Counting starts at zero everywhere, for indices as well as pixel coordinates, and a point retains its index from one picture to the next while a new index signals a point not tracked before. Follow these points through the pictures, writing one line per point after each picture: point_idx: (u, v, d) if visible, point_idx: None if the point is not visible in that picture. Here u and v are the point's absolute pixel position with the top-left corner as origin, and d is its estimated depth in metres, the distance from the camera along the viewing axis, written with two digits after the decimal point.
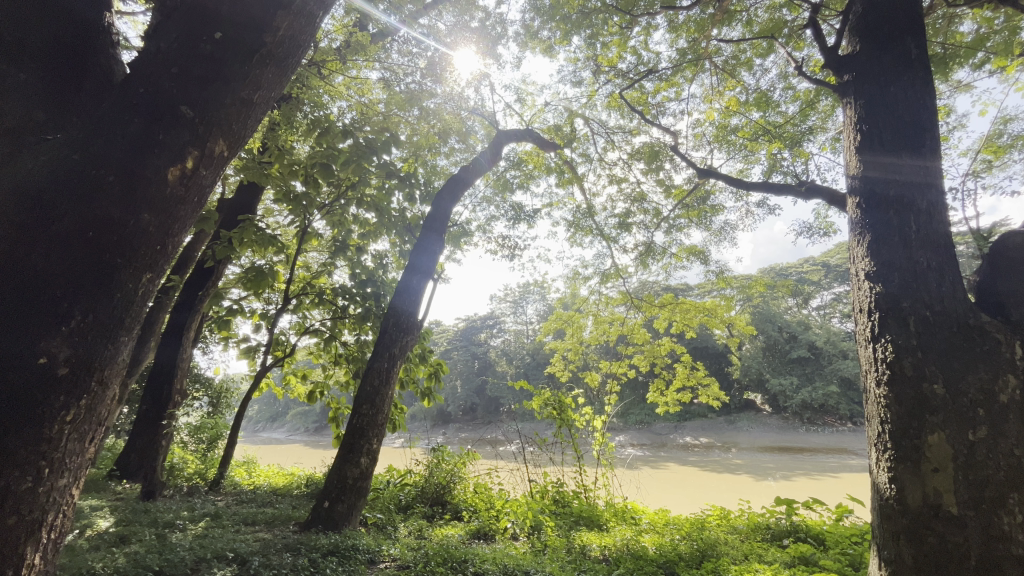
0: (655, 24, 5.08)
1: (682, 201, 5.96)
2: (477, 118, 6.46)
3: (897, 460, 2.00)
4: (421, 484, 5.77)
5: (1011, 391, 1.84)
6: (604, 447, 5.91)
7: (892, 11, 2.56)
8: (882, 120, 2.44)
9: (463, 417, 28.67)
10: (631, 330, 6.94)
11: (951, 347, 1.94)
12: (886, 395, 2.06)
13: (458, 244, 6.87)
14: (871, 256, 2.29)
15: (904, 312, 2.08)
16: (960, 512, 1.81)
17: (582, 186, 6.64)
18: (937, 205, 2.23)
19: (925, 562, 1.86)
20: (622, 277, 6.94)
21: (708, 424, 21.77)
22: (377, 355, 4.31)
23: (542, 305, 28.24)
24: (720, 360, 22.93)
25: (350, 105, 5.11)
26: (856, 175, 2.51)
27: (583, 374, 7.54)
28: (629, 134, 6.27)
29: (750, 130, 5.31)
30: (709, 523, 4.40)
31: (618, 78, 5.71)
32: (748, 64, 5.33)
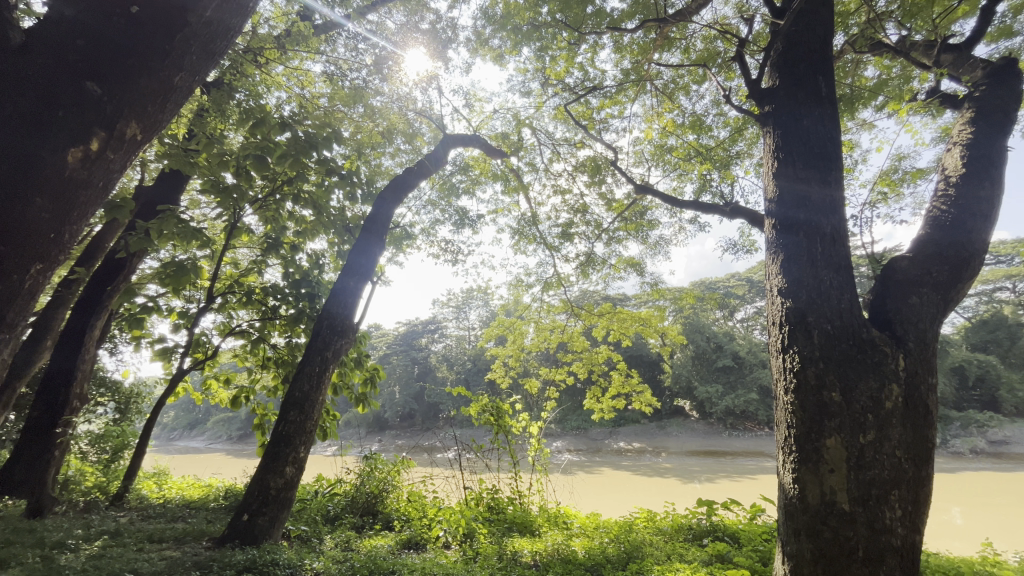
0: (601, 43, 5.29)
1: (622, 215, 6.21)
2: (425, 120, 6.38)
3: (799, 461, 2.16)
4: (351, 493, 5.56)
5: (894, 398, 2.08)
6: (539, 453, 5.98)
7: (806, 52, 2.83)
8: (796, 149, 2.66)
9: (401, 424, 27.98)
10: (570, 337, 7.09)
11: (847, 358, 2.14)
12: (792, 401, 2.23)
13: (400, 247, 6.72)
14: (783, 273, 2.49)
15: (809, 325, 2.27)
16: (851, 508, 2.00)
17: (527, 195, 6.72)
18: (839, 230, 2.47)
19: (821, 555, 2.04)
20: (564, 285, 7.09)
21: (641, 430, 22.63)
22: (308, 358, 4.11)
23: (485, 311, 28.23)
24: (653, 368, 23.94)
25: (290, 97, 4.88)
26: (772, 198, 2.72)
27: (523, 381, 7.60)
28: (574, 147, 6.45)
29: (686, 151, 5.62)
30: (636, 525, 4.57)
31: (565, 91, 5.87)
32: (685, 89, 5.66)
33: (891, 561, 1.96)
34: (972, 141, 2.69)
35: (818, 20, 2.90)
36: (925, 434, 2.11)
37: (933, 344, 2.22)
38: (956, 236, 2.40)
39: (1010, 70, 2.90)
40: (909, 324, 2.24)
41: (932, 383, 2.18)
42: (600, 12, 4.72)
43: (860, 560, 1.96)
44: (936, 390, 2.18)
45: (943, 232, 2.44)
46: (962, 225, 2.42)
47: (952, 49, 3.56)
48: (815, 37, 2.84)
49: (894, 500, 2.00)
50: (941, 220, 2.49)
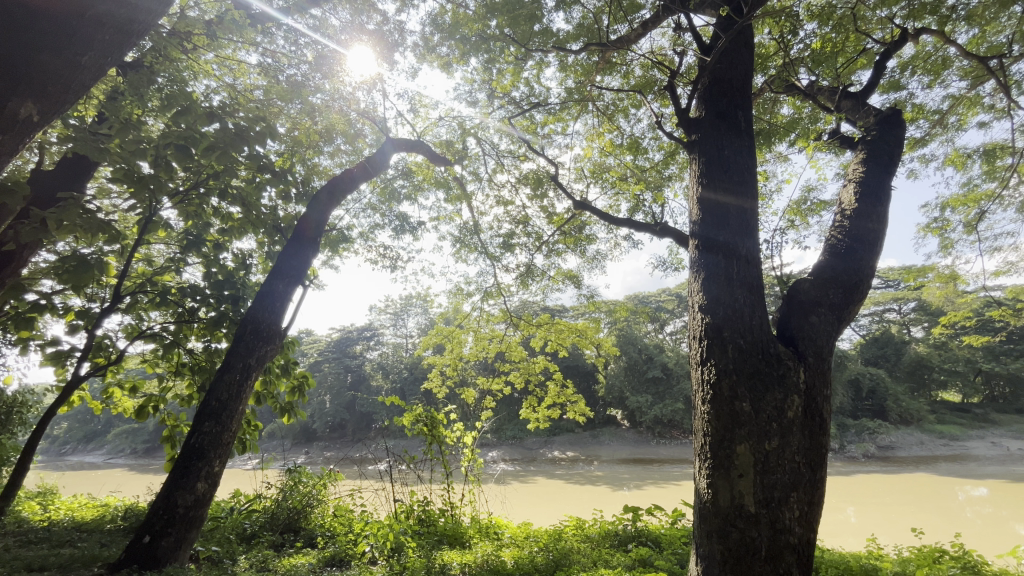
0: (547, 62, 5.45)
1: (561, 228, 6.40)
2: (368, 122, 6.25)
3: (713, 467, 2.31)
4: (271, 510, 5.23)
5: (795, 408, 2.28)
6: (473, 463, 5.94)
7: (728, 88, 3.08)
8: (718, 176, 2.88)
9: (330, 435, 26.75)
10: (509, 347, 7.15)
11: (757, 371, 2.32)
12: (708, 411, 2.39)
13: (336, 250, 6.48)
14: (703, 291, 2.67)
15: (725, 340, 2.44)
16: (756, 511, 2.17)
17: (470, 204, 6.74)
18: (753, 252, 2.70)
19: (729, 556, 2.18)
20: (503, 295, 7.15)
21: (575, 439, 23.13)
22: (228, 366, 3.84)
23: (423, 319, 27.74)
24: (588, 378, 24.59)
25: (220, 86, 4.60)
26: (696, 221, 2.91)
27: (460, 390, 7.53)
28: (517, 159, 6.57)
29: (622, 170, 5.90)
30: (566, 533, 4.65)
31: (510, 104, 5.98)
32: (624, 112, 5.95)
33: (789, 558, 2.14)
34: (863, 180, 3.05)
35: (740, 60, 3.17)
36: (820, 441, 2.33)
37: (830, 359, 2.47)
38: (849, 264, 2.69)
39: (895, 120, 3.32)
40: (810, 341, 2.48)
41: (827, 395, 2.42)
42: (546, 31, 4.88)
43: (762, 558, 2.12)
44: (830, 401, 2.41)
45: (838, 259, 2.73)
46: (854, 254, 2.72)
47: (851, 96, 4.02)
48: (735, 77, 3.11)
49: (793, 502, 2.19)
50: (837, 248, 2.79)
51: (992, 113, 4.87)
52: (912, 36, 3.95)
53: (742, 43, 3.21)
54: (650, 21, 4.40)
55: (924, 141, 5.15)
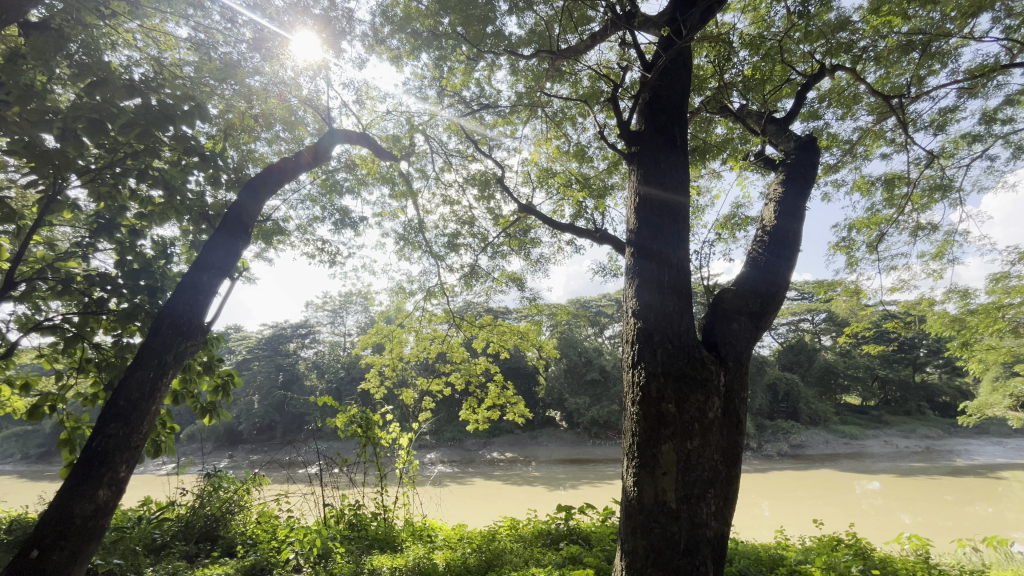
0: (498, 64, 5.48)
1: (507, 230, 6.45)
2: (310, 110, 5.98)
3: (640, 466, 2.41)
4: (186, 518, 4.85)
5: (715, 410, 2.43)
6: (408, 465, 5.82)
7: (667, 105, 3.25)
8: (654, 187, 3.02)
9: (257, 437, 25.29)
10: (450, 347, 7.10)
11: (683, 374, 2.45)
12: (637, 412, 2.49)
13: (269, 242, 6.15)
14: (637, 296, 2.78)
15: (655, 344, 2.56)
16: (677, 507, 2.30)
17: (415, 201, 6.63)
18: (683, 261, 2.84)
19: (651, 550, 2.30)
20: (447, 295, 7.08)
21: (514, 440, 23.32)
22: (140, 362, 3.53)
23: (363, 317, 26.87)
24: (529, 380, 24.87)
25: (145, 59, 4.23)
26: (633, 229, 3.04)
27: (398, 391, 7.37)
28: (465, 159, 6.56)
29: (567, 177, 6.05)
30: (499, 534, 4.67)
31: (459, 104, 5.95)
32: (571, 121, 6.09)
33: (705, 551, 2.28)
34: (782, 200, 3.31)
35: (678, 78, 3.33)
36: (736, 440, 2.50)
37: (747, 363, 2.65)
38: (767, 276, 2.91)
39: (811, 146, 3.63)
40: (731, 347, 2.65)
41: (744, 397, 2.60)
42: (499, 34, 4.91)
43: (681, 552, 2.25)
44: (746, 403, 2.59)
45: (758, 271, 2.95)
46: (771, 267, 2.95)
47: (775, 121, 4.36)
48: (673, 95, 3.27)
49: (710, 498, 2.33)
50: (757, 261, 3.01)
51: (893, 146, 5.44)
52: (829, 71, 4.35)
53: (681, 62, 3.38)
54: (599, 34, 4.54)
55: (836, 167, 5.67)
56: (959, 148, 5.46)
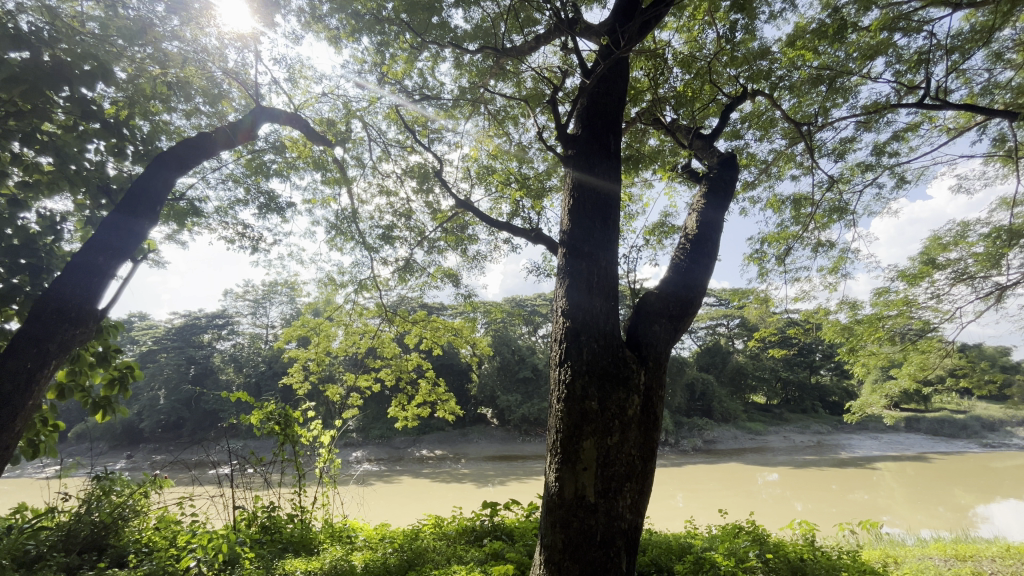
0: (442, 56, 5.38)
1: (444, 225, 6.37)
2: (235, 83, 5.54)
3: (562, 462, 2.48)
4: (67, 526, 4.27)
5: (635, 407, 2.54)
6: (329, 464, 5.56)
7: (603, 111, 3.35)
8: (587, 191, 3.11)
9: (162, 435, 23.17)
10: (381, 342, 6.90)
11: (606, 372, 2.54)
12: (561, 409, 2.55)
13: (182, 224, 5.63)
14: (567, 296, 2.84)
15: (582, 343, 2.63)
16: (595, 501, 2.39)
17: (349, 190, 6.36)
18: (611, 263, 2.94)
19: (569, 543, 2.38)
20: (380, 289, 6.85)
21: (444, 436, 23.13)
22: (17, 350, 3.11)
23: (288, 308, 25.41)
24: (461, 377, 24.77)
25: (36, 7, 3.72)
26: (566, 231, 3.10)
27: (323, 387, 7.05)
28: (405, 150, 6.40)
29: (506, 176, 6.08)
30: (423, 533, 4.61)
31: (400, 93, 5.79)
32: (513, 120, 6.13)
33: (619, 542, 2.40)
34: (703, 211, 3.53)
35: (615, 87, 3.45)
36: (653, 436, 2.63)
37: (666, 364, 2.80)
38: (686, 282, 3.08)
39: (731, 163, 3.90)
40: (651, 348, 2.79)
41: (661, 396, 2.73)
42: (444, 25, 4.83)
43: (596, 543, 2.35)
44: (663, 401, 2.74)
45: (679, 277, 3.12)
46: (690, 273, 3.13)
47: (701, 137, 4.64)
48: (609, 103, 3.38)
49: (626, 491, 2.44)
50: (679, 267, 3.18)
51: (801, 168, 5.99)
52: (751, 95, 4.70)
53: (619, 71, 3.48)
54: (544, 37, 4.58)
55: (753, 184, 6.14)
56: (854, 175, 6.11)
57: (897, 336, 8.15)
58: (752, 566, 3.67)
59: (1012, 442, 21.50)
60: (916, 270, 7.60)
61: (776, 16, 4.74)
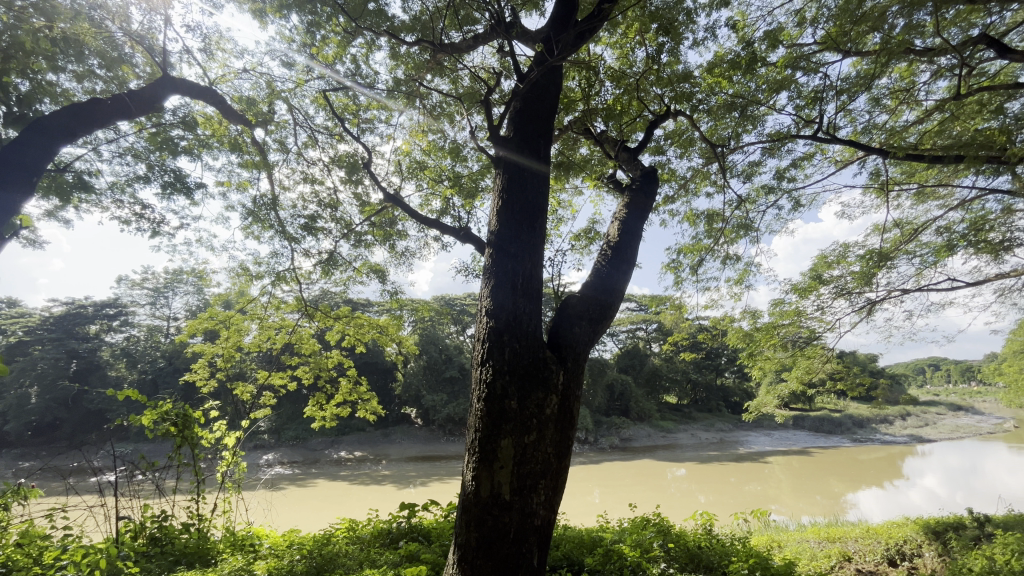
0: (377, 45, 5.23)
1: (372, 219, 6.17)
2: (140, 47, 5.00)
3: (479, 461, 2.51)
4: None
5: (553, 406, 2.62)
6: (233, 468, 5.13)
7: (535, 116, 3.42)
8: (515, 194, 3.16)
9: (31, 439, 20.27)
10: (299, 339, 6.54)
11: (526, 372, 2.59)
12: (481, 408, 2.57)
13: (66, 199, 4.97)
14: (491, 296, 2.87)
15: (504, 343, 2.66)
16: (510, 498, 2.44)
17: (270, 175, 5.97)
18: (536, 265, 3.00)
19: (483, 541, 2.42)
20: (300, 282, 6.48)
21: (365, 437, 22.35)
22: None
23: (195, 300, 23.26)
24: (386, 376, 24.09)
25: None
26: (494, 231, 3.12)
27: (231, 386, 6.54)
28: (333, 138, 6.12)
29: (438, 173, 6.01)
30: (335, 537, 4.42)
31: (330, 78, 5.54)
32: (449, 117, 6.08)
33: (532, 538, 2.46)
34: (625, 220, 3.71)
35: (547, 93, 3.53)
36: (569, 434, 2.72)
37: (584, 364, 2.91)
38: (606, 286, 3.23)
39: (653, 176, 4.13)
40: (571, 348, 2.89)
41: (578, 395, 2.83)
42: (381, 13, 4.69)
43: (510, 540, 2.41)
44: (580, 400, 2.84)
45: (599, 281, 3.26)
46: (610, 278, 3.28)
47: (627, 150, 4.87)
48: (541, 109, 3.46)
49: (541, 488, 2.51)
50: (600, 272, 3.32)
51: (714, 186, 6.49)
52: (673, 115, 5.01)
53: (552, 79, 3.57)
54: (482, 37, 4.59)
55: (672, 198, 6.56)
56: (759, 196, 6.74)
57: (788, 343, 9.11)
58: (655, 556, 3.90)
59: (875, 437, 24.75)
60: (806, 284, 8.51)
61: (698, 43, 5.10)
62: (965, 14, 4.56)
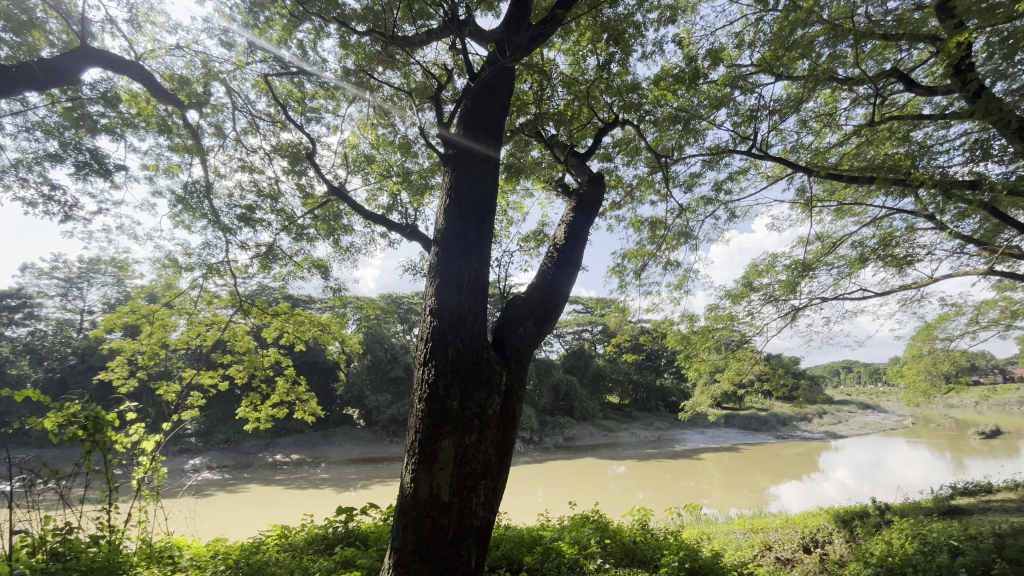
0: (326, 32, 5.04)
1: (315, 212, 5.93)
2: (54, 12, 4.52)
3: (419, 462, 2.48)
4: None
5: (495, 407, 2.62)
6: (151, 474, 4.73)
7: (485, 116, 3.42)
8: (463, 193, 3.14)
9: None
10: (232, 336, 6.17)
11: (469, 373, 2.57)
12: (422, 409, 2.54)
13: None
14: (436, 295, 2.83)
15: (447, 343, 2.64)
16: (449, 500, 2.42)
17: (204, 161, 5.59)
18: (482, 265, 2.99)
19: (420, 544, 2.39)
20: (235, 276, 6.11)
21: (303, 439, 21.43)
22: None
23: (115, 292, 21.37)
24: (327, 376, 23.24)
25: None
26: (440, 229, 3.09)
27: (153, 385, 6.06)
28: (275, 126, 5.82)
29: (387, 167, 5.88)
30: (265, 545, 4.21)
31: (274, 63, 5.27)
32: (400, 111, 5.95)
33: (470, 540, 2.45)
34: (571, 224, 3.79)
35: (498, 94, 3.54)
36: (511, 434, 2.73)
37: (527, 365, 2.93)
38: (551, 288, 3.28)
39: (599, 181, 4.23)
40: (515, 349, 2.90)
41: (521, 395, 2.85)
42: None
43: (447, 542, 2.39)
44: (522, 400, 2.85)
45: (544, 283, 3.30)
46: (555, 280, 3.33)
47: (576, 155, 4.96)
48: (492, 109, 3.46)
49: (481, 489, 2.51)
50: (546, 274, 3.37)
51: (658, 195, 6.76)
52: (621, 123, 5.16)
53: (504, 80, 3.58)
54: (436, 33, 4.52)
55: (619, 204, 6.76)
56: (698, 206, 7.10)
57: (721, 345, 9.65)
58: (592, 552, 4.02)
59: (796, 433, 26.71)
60: (739, 290, 9.05)
61: (647, 56, 5.30)
62: (881, 49, 5.01)
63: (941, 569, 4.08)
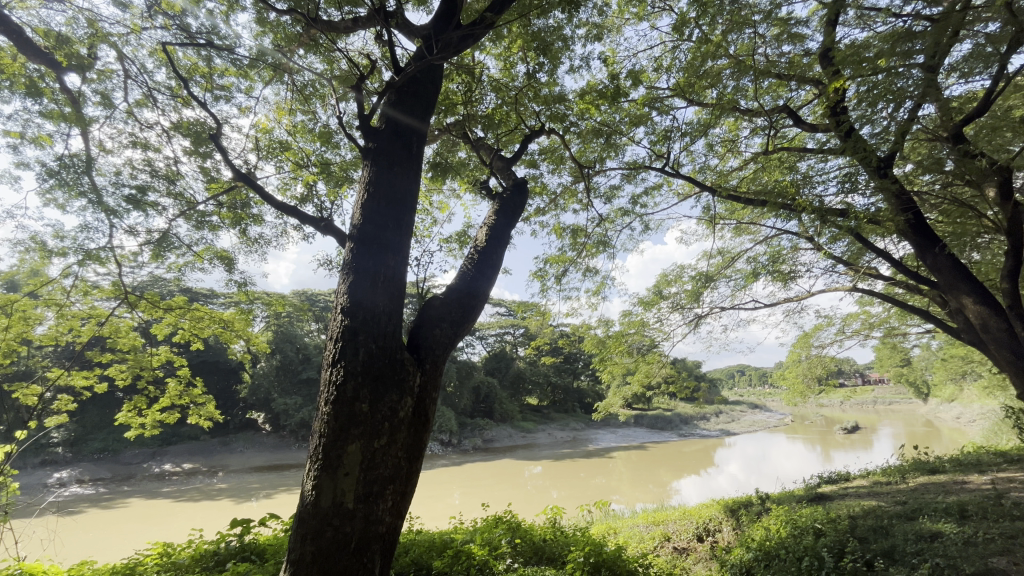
0: (240, 5, 4.66)
1: (220, 198, 5.45)
2: None
3: (321, 469, 2.36)
4: None
5: (407, 409, 2.56)
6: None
7: (410, 111, 3.35)
8: (383, 188, 3.05)
9: None
10: (114, 331, 5.49)
11: (380, 374, 2.49)
12: (328, 412, 2.42)
13: None
14: (348, 293, 2.72)
15: (358, 343, 2.53)
16: (353, 506, 2.33)
17: (86, 132, 4.93)
18: (399, 265, 2.91)
19: (319, 554, 2.27)
20: (120, 264, 5.44)
21: (198, 446, 19.55)
22: None
23: None
24: (228, 377, 21.43)
25: None
26: (357, 225, 2.97)
27: (8, 387, 5.21)
28: (177, 100, 5.27)
29: (303, 156, 5.56)
30: (144, 566, 3.77)
31: (177, 31, 4.77)
32: (321, 98, 5.65)
33: (374, 547, 2.37)
34: (492, 227, 3.82)
35: (424, 90, 3.48)
36: (422, 437, 2.68)
37: (442, 366, 2.90)
38: (469, 289, 3.27)
39: (522, 187, 4.30)
40: (429, 350, 2.86)
41: (434, 396, 2.81)
42: None
43: (350, 551, 2.29)
44: (435, 402, 2.81)
45: (462, 284, 3.30)
46: (473, 281, 3.34)
47: (501, 159, 5.01)
48: (417, 105, 3.38)
49: (388, 494, 2.44)
50: (465, 275, 3.36)
51: (580, 204, 7.03)
52: (547, 132, 5.30)
53: (431, 77, 3.53)
54: (363, 21, 4.35)
55: (543, 210, 6.93)
56: (616, 217, 7.48)
57: (633, 349, 10.22)
58: (502, 553, 4.06)
59: (696, 432, 28.96)
60: (650, 298, 9.64)
61: (574, 70, 5.49)
62: (775, 87, 5.60)
63: (808, 550, 4.60)
